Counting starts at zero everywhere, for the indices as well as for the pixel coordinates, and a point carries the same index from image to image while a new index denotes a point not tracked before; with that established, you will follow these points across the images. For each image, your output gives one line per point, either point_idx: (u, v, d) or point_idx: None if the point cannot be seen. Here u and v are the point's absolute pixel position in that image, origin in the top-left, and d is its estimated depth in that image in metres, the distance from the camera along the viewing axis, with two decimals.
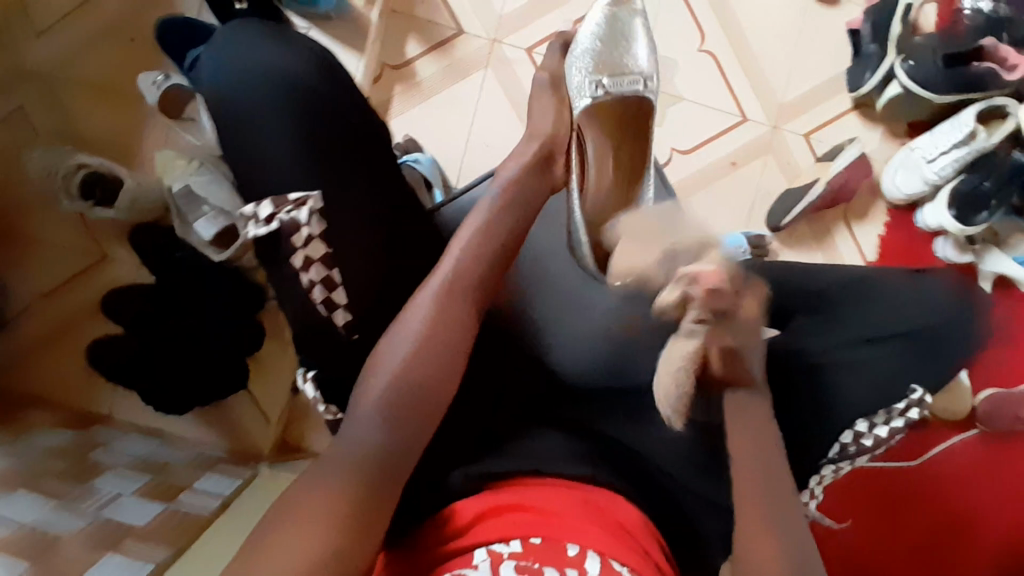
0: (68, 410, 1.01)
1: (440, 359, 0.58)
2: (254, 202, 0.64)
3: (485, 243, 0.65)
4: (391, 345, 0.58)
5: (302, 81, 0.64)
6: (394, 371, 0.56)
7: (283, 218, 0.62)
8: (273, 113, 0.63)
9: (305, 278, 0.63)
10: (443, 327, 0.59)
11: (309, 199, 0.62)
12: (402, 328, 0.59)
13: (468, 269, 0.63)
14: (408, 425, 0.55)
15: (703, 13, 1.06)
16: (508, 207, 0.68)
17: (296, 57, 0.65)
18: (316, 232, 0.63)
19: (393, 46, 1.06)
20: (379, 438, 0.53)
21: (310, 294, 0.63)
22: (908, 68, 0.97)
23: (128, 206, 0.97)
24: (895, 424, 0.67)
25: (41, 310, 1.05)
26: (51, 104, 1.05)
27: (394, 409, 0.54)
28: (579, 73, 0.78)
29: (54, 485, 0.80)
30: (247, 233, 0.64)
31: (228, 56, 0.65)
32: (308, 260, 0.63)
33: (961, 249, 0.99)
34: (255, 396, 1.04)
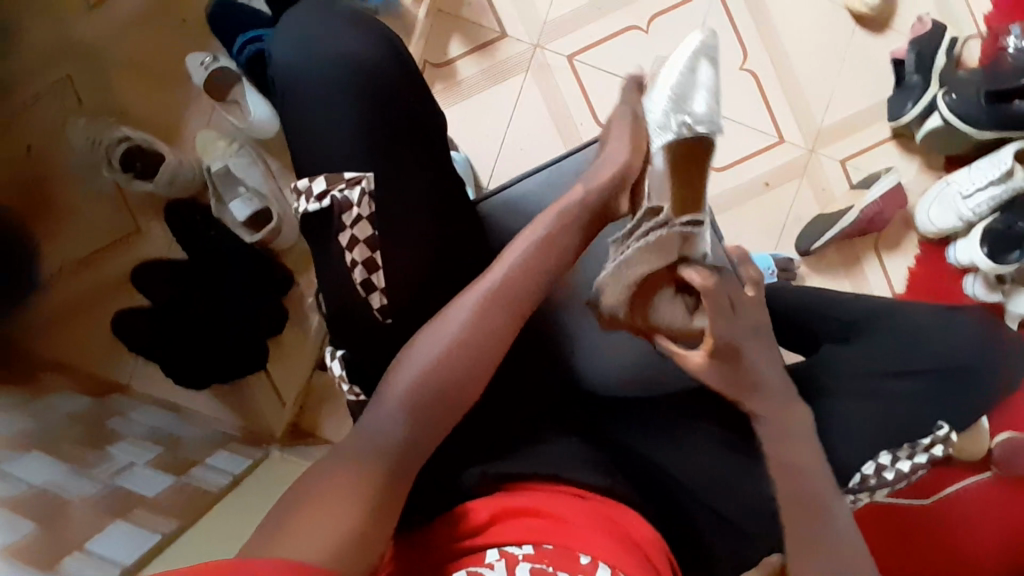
0: (89, 376, 1.03)
1: (472, 366, 0.57)
2: (309, 178, 0.65)
3: (538, 259, 0.63)
4: (423, 345, 0.58)
5: (365, 65, 0.65)
6: (422, 368, 0.56)
7: (337, 196, 0.63)
8: (334, 96, 0.64)
9: (349, 257, 0.64)
10: (482, 336, 0.58)
11: (364, 179, 0.64)
12: (439, 330, 0.58)
13: (513, 283, 0.61)
14: (427, 423, 0.55)
15: (747, 32, 1.06)
16: (567, 221, 0.65)
17: (362, 40, 0.66)
18: (365, 213, 0.64)
19: (436, 44, 1.07)
20: (397, 430, 0.53)
21: (350, 271, 0.64)
22: (949, 101, 0.97)
23: (168, 182, 0.99)
24: (918, 460, 0.66)
25: (70, 276, 1.07)
26: (99, 75, 1.07)
27: (415, 407, 0.54)
28: (660, 110, 0.68)
29: (69, 449, 0.82)
30: (298, 207, 0.65)
31: (294, 36, 0.66)
32: (354, 240, 0.64)
33: (990, 288, 0.98)
34: (272, 376, 1.05)
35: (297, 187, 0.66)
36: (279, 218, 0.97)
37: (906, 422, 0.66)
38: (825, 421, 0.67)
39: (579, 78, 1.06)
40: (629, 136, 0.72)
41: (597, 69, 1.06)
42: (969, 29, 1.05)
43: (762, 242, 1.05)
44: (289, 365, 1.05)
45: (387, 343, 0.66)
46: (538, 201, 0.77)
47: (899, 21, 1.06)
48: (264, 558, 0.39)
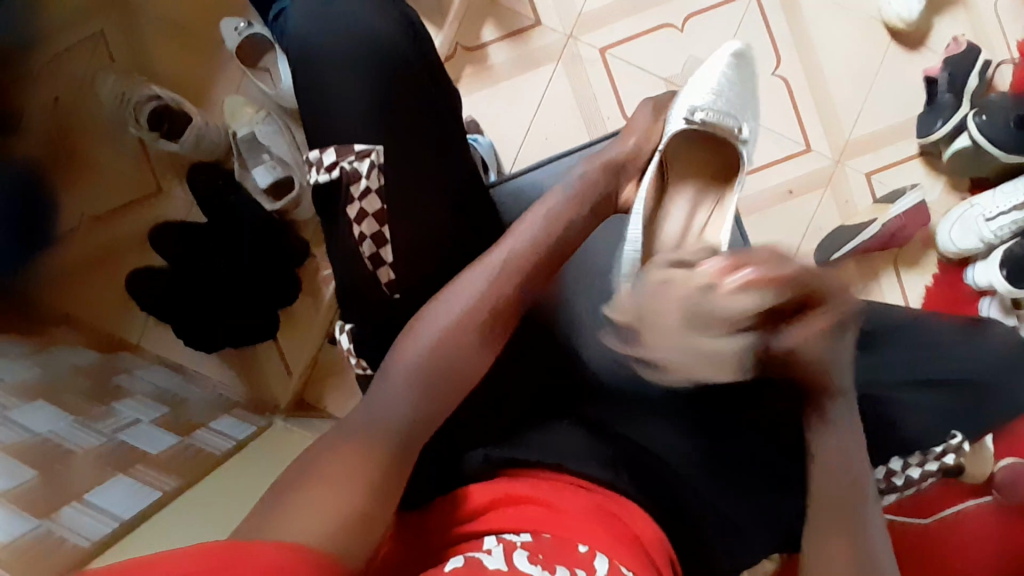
0: (99, 333, 1.03)
1: (481, 336, 0.56)
2: (320, 149, 0.65)
3: (546, 235, 0.63)
4: (431, 318, 0.56)
5: (379, 38, 0.65)
6: (432, 339, 0.55)
7: (345, 167, 0.63)
8: (351, 65, 0.64)
9: (357, 230, 0.63)
10: (489, 308, 0.58)
11: (373, 152, 0.64)
12: (449, 303, 0.57)
13: (521, 256, 0.61)
14: (435, 395, 0.53)
15: (781, 38, 1.06)
16: (575, 203, 0.67)
17: (376, 12, 0.66)
18: (374, 185, 0.63)
19: (469, 28, 1.07)
20: (406, 401, 0.52)
21: (358, 246, 0.64)
22: (979, 122, 0.96)
23: (193, 143, 0.99)
24: (928, 467, 0.69)
25: (88, 231, 1.08)
26: (131, 35, 1.08)
27: (426, 379, 0.53)
28: (684, 104, 0.76)
29: (76, 401, 0.82)
30: (309, 179, 0.65)
31: (308, 5, 0.66)
32: (362, 213, 0.64)
33: (1005, 312, 0.98)
34: (280, 346, 1.05)
35: (309, 159, 0.66)
36: (299, 190, 0.97)
37: (914, 441, 0.66)
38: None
39: (609, 71, 1.06)
40: (645, 129, 0.75)
41: (627, 64, 1.05)
42: (1004, 52, 1.05)
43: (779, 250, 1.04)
44: (298, 338, 1.05)
45: (399, 317, 0.65)
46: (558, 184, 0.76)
47: (934, 39, 1.05)
48: (269, 542, 0.38)
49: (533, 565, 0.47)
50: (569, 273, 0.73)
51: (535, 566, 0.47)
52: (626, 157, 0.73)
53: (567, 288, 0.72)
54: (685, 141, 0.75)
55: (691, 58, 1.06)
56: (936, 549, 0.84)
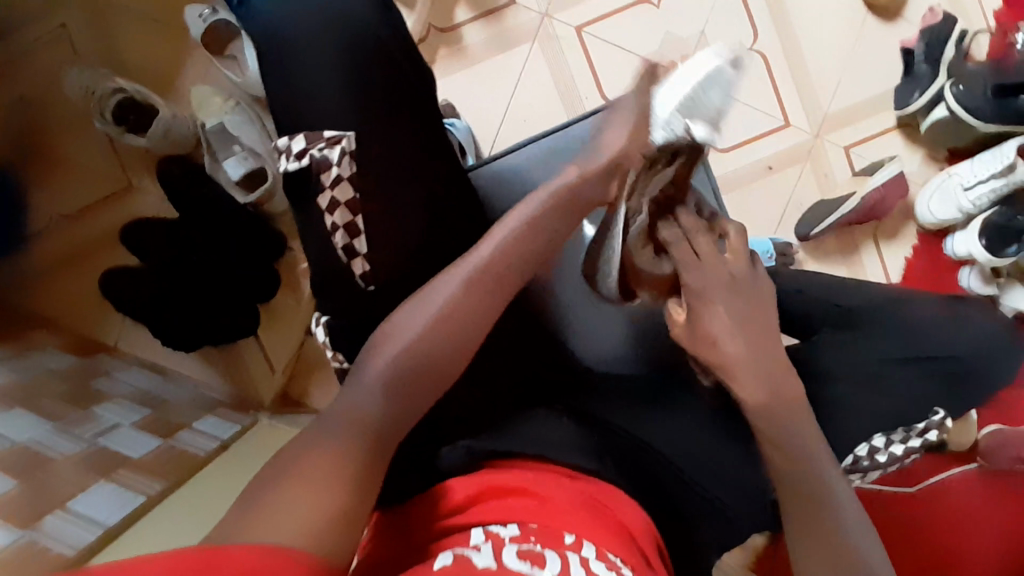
0: (74, 335, 1.01)
1: (460, 330, 0.55)
2: (290, 136, 0.63)
3: (527, 242, 0.60)
4: (410, 316, 0.55)
5: (345, 21, 0.62)
6: (411, 334, 0.54)
7: (315, 155, 0.61)
8: (319, 48, 0.62)
9: (329, 221, 0.63)
10: (467, 305, 0.56)
11: (343, 139, 0.62)
12: (426, 302, 0.56)
13: (499, 262, 0.58)
14: (412, 394, 0.52)
15: (758, 11, 1.05)
16: (558, 202, 0.62)
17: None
18: (346, 173, 0.62)
19: (442, 9, 1.05)
20: (384, 400, 0.51)
21: (331, 236, 0.63)
22: (956, 92, 0.96)
23: (162, 136, 0.96)
24: (912, 444, 0.67)
25: (59, 230, 1.05)
26: (92, 25, 1.04)
27: (402, 379, 0.52)
28: (667, 105, 0.61)
29: (53, 407, 0.80)
30: (279, 166, 0.64)
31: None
32: (335, 203, 0.62)
33: (986, 280, 0.98)
34: (262, 342, 1.04)
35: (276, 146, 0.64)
36: (272, 180, 0.94)
37: (898, 413, 0.67)
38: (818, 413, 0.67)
39: (586, 50, 1.04)
40: (627, 132, 0.64)
41: (604, 43, 1.04)
42: (981, 21, 1.05)
43: (763, 227, 1.05)
44: (280, 332, 1.04)
45: (378, 309, 0.64)
46: (536, 167, 0.75)
47: (911, 10, 1.05)
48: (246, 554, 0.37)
49: (520, 558, 0.46)
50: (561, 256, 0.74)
51: (523, 560, 0.45)
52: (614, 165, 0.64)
53: (556, 277, 0.74)
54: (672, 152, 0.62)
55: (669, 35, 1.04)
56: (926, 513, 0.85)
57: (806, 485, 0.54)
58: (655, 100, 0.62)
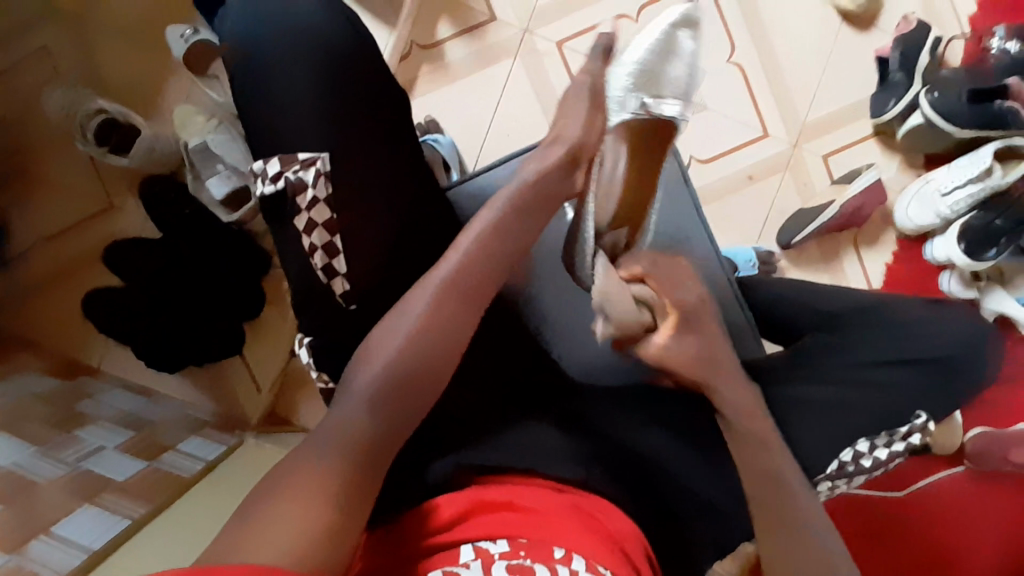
0: (57, 358, 1.00)
1: (441, 342, 0.55)
2: (264, 160, 0.63)
3: (492, 246, 0.61)
4: (390, 333, 0.55)
5: (322, 42, 0.63)
6: (392, 352, 0.54)
7: (290, 177, 0.61)
8: (296, 69, 0.62)
9: (307, 242, 0.63)
10: (445, 315, 0.56)
11: (318, 161, 0.62)
12: (405, 315, 0.56)
13: (471, 266, 0.59)
14: (399, 408, 0.52)
15: (735, 23, 1.07)
16: (520, 205, 0.64)
17: (320, 13, 0.64)
18: (322, 195, 0.62)
19: (424, 25, 1.06)
20: (367, 419, 0.50)
21: (310, 257, 0.63)
22: (932, 99, 0.98)
23: (144, 155, 0.96)
24: (896, 448, 0.67)
25: (42, 252, 1.04)
26: (73, 47, 1.04)
27: (385, 396, 0.52)
28: (620, 86, 0.76)
29: (36, 431, 0.79)
30: (255, 190, 0.64)
31: (248, 12, 0.64)
32: (312, 223, 0.62)
33: (966, 284, 1.00)
34: (248, 360, 1.03)
35: (253, 170, 0.64)
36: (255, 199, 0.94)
37: (881, 417, 0.67)
38: (800, 420, 0.67)
39: (567, 64, 1.05)
40: (584, 120, 0.72)
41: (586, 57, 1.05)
42: (953, 29, 1.07)
43: (745, 235, 1.06)
44: (266, 350, 1.03)
45: (361, 326, 0.64)
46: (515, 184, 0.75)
47: (885, 19, 1.07)
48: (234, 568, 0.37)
49: None
50: (542, 269, 0.75)
51: None
52: (567, 160, 0.69)
53: (539, 289, 0.74)
54: (631, 128, 0.76)
55: None
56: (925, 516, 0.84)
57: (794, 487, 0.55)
58: (608, 83, 0.77)
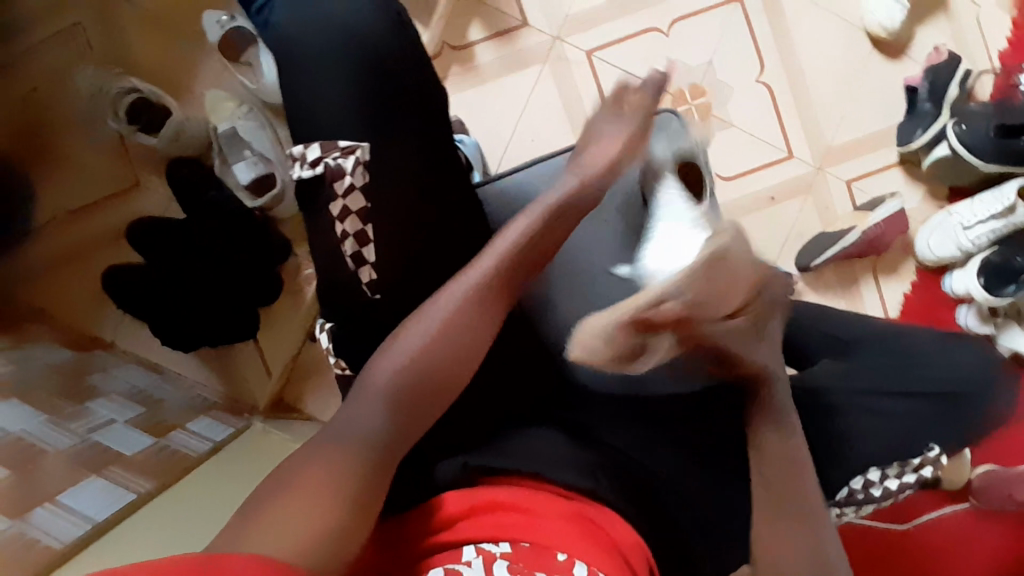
0: (73, 330, 1.01)
1: (455, 346, 0.55)
2: (304, 144, 0.64)
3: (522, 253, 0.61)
4: (408, 335, 0.55)
5: (363, 34, 0.64)
6: (408, 354, 0.53)
7: (330, 163, 0.63)
8: (329, 65, 0.63)
9: (340, 229, 0.64)
10: (463, 320, 0.56)
11: (358, 150, 0.63)
12: (429, 313, 0.56)
13: (503, 273, 0.59)
14: (419, 407, 0.52)
15: (763, 42, 1.07)
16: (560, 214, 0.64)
17: (356, 8, 0.64)
18: (359, 183, 0.63)
19: (456, 27, 1.06)
20: (377, 419, 0.50)
21: (341, 244, 0.64)
22: (959, 131, 0.98)
23: (172, 138, 0.98)
24: (906, 479, 0.67)
25: (67, 224, 1.06)
26: (112, 25, 1.05)
27: (406, 395, 0.52)
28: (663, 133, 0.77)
29: (48, 400, 0.80)
30: (292, 173, 0.65)
31: (283, 6, 0.65)
32: (346, 210, 0.64)
33: (983, 319, 1.00)
34: (260, 347, 1.04)
35: (292, 153, 0.65)
36: (280, 187, 0.95)
37: (888, 448, 0.67)
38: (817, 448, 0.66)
39: (595, 74, 1.06)
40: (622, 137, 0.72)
41: (614, 68, 1.06)
42: (985, 63, 1.07)
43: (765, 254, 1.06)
44: (279, 337, 1.04)
45: (380, 318, 0.65)
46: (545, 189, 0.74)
47: (916, 49, 1.06)
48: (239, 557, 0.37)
49: None
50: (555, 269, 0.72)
51: None
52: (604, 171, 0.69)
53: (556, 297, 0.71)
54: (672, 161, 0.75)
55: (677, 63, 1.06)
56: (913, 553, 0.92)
57: None
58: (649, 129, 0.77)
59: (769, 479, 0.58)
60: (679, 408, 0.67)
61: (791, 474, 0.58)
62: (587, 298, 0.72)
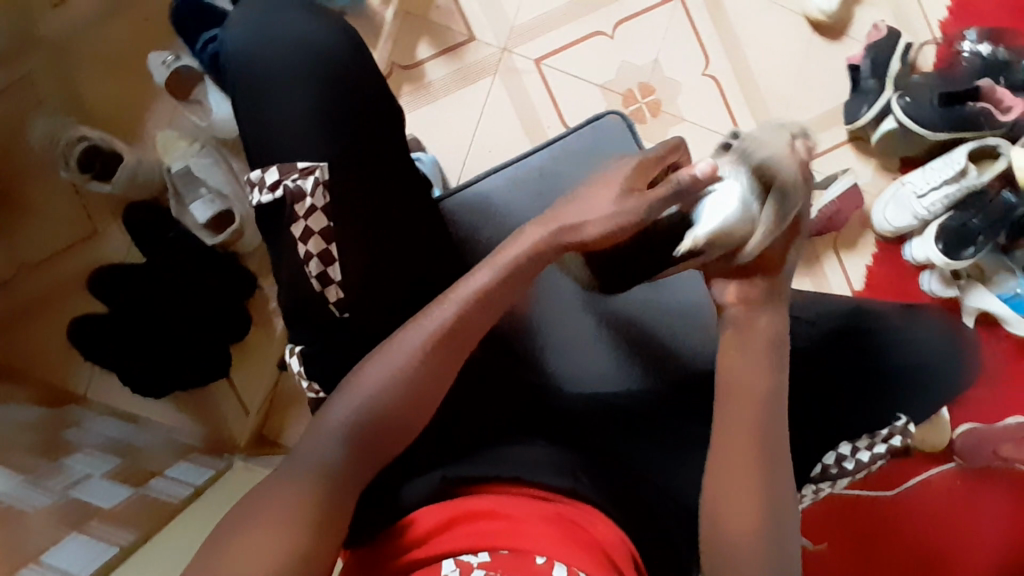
0: (43, 386, 0.99)
1: (411, 390, 0.54)
2: (262, 168, 0.64)
3: (490, 299, 0.57)
4: (372, 369, 0.54)
5: (312, 63, 0.63)
6: (369, 392, 0.53)
7: (289, 185, 0.62)
8: (295, 80, 0.63)
9: (303, 250, 0.63)
10: (417, 363, 0.54)
11: (317, 169, 0.62)
12: (392, 348, 0.55)
13: (464, 323, 0.56)
14: (387, 439, 0.53)
15: (706, 36, 1.09)
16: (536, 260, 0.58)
17: (318, 26, 0.65)
18: (320, 204, 0.63)
19: (404, 47, 1.07)
20: (336, 451, 0.51)
21: (305, 265, 0.63)
22: (903, 104, 1.01)
23: (126, 182, 0.97)
24: (877, 450, 0.71)
25: (27, 279, 1.04)
26: (56, 75, 1.04)
27: (373, 430, 0.52)
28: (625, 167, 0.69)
29: (21, 459, 0.78)
30: (252, 200, 0.64)
31: (243, 28, 0.65)
32: (308, 231, 0.63)
33: (946, 283, 1.03)
34: (235, 384, 1.03)
35: (250, 178, 0.64)
36: (240, 220, 0.95)
37: (860, 420, 0.68)
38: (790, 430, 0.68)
39: (546, 81, 1.07)
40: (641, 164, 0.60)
41: (565, 74, 1.07)
42: (926, 33, 1.09)
43: None
44: (253, 370, 1.03)
45: (346, 341, 0.64)
46: (507, 199, 0.74)
47: (855, 28, 1.09)
48: None
49: None
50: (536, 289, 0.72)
51: None
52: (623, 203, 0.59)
53: (537, 308, 0.72)
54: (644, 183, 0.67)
55: (625, 63, 1.08)
56: (896, 517, 1.01)
57: (778, 496, 0.54)
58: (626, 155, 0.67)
59: (730, 428, 0.56)
60: (656, 408, 0.69)
61: (753, 424, 0.56)
62: (571, 319, 0.72)
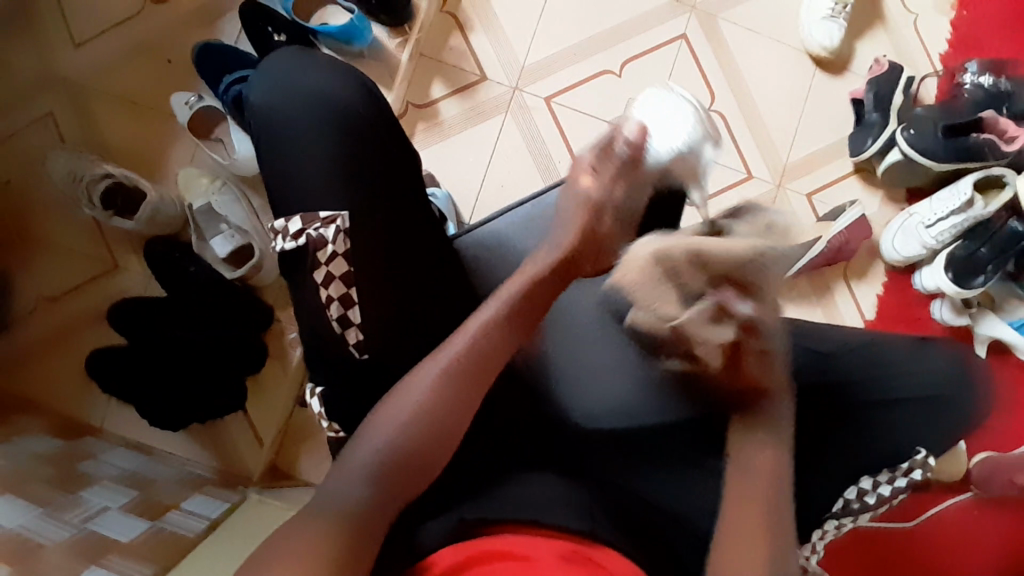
0: (59, 418, 1.00)
1: (434, 423, 0.55)
2: (286, 218, 0.65)
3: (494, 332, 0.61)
4: (392, 409, 0.55)
5: (329, 111, 0.66)
6: (392, 429, 0.54)
7: (312, 234, 0.63)
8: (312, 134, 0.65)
9: (325, 294, 0.64)
10: (439, 408, 0.56)
11: (339, 218, 0.64)
12: (412, 386, 0.57)
13: (472, 353, 0.59)
14: (416, 470, 0.54)
15: (710, 72, 1.12)
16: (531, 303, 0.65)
17: (335, 80, 0.67)
18: (341, 249, 0.64)
19: (419, 86, 1.11)
20: (360, 497, 0.51)
21: (325, 309, 0.64)
22: (908, 137, 1.02)
23: (148, 220, 0.99)
24: (898, 484, 0.68)
25: (46, 313, 1.06)
26: (80, 114, 1.08)
27: (398, 465, 0.53)
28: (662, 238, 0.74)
29: (41, 492, 0.78)
30: (275, 246, 0.66)
31: (261, 81, 0.68)
32: (329, 276, 0.64)
33: (958, 312, 1.03)
34: (251, 417, 1.04)
35: (274, 227, 0.66)
36: (259, 254, 0.99)
37: (877, 453, 0.68)
38: (806, 464, 0.68)
39: (556, 117, 1.10)
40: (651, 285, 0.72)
41: (575, 110, 1.10)
42: (927, 68, 1.12)
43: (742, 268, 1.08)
44: (268, 404, 1.04)
45: (366, 377, 0.65)
46: (519, 236, 0.76)
47: (858, 63, 1.12)
48: None
49: None
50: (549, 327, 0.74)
51: None
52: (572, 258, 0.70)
53: (552, 346, 0.73)
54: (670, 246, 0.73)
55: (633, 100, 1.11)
56: (916, 548, 0.99)
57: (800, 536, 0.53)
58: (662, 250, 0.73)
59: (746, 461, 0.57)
60: (676, 434, 0.69)
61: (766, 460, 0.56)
62: (587, 353, 0.73)
